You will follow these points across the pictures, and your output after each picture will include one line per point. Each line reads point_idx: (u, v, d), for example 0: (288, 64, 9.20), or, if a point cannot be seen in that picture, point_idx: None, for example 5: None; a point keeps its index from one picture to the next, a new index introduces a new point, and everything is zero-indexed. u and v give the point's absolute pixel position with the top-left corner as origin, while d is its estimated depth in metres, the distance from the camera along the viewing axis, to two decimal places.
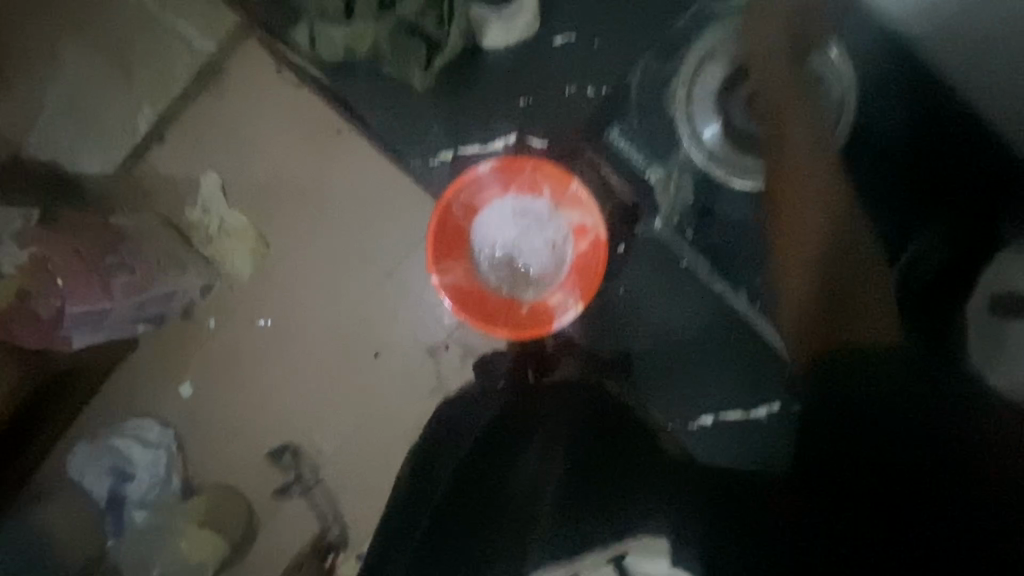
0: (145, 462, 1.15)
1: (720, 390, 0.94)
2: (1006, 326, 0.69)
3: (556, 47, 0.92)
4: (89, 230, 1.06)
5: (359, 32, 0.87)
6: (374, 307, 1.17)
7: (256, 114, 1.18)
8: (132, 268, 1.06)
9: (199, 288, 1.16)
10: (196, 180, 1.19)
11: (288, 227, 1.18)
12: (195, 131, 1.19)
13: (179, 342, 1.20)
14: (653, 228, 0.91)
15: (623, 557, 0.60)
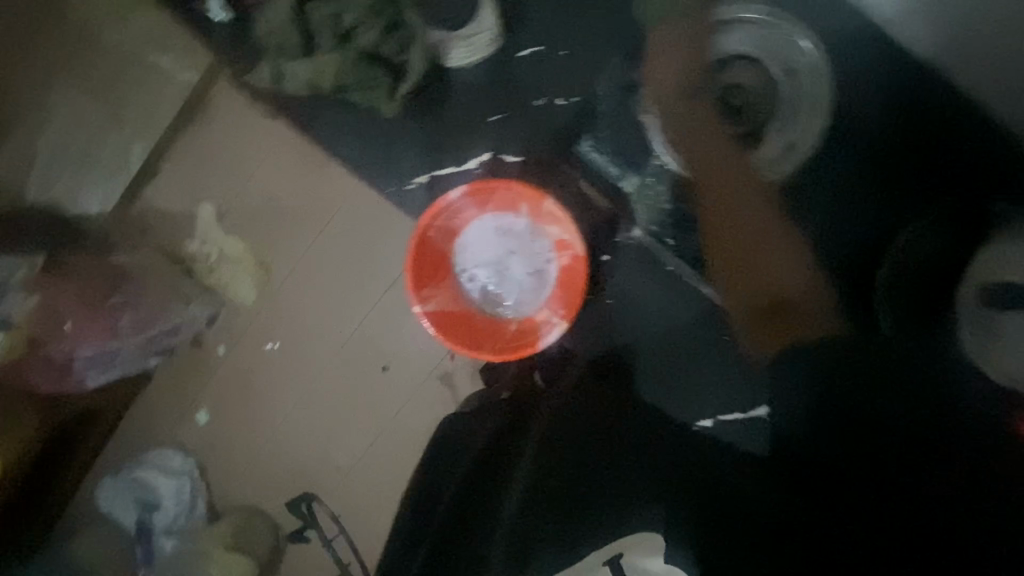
0: (170, 490, 1.18)
1: (718, 394, 0.90)
2: (999, 320, 0.67)
3: (522, 59, 0.90)
4: (93, 272, 1.07)
5: (321, 65, 0.86)
6: (369, 332, 1.16)
7: (239, 146, 1.18)
8: (137, 308, 1.10)
9: (205, 319, 1.19)
10: (192, 214, 1.19)
11: (280, 258, 1.18)
12: (183, 166, 1.19)
13: (190, 372, 1.22)
14: (634, 235, 0.90)
15: (620, 558, 0.60)
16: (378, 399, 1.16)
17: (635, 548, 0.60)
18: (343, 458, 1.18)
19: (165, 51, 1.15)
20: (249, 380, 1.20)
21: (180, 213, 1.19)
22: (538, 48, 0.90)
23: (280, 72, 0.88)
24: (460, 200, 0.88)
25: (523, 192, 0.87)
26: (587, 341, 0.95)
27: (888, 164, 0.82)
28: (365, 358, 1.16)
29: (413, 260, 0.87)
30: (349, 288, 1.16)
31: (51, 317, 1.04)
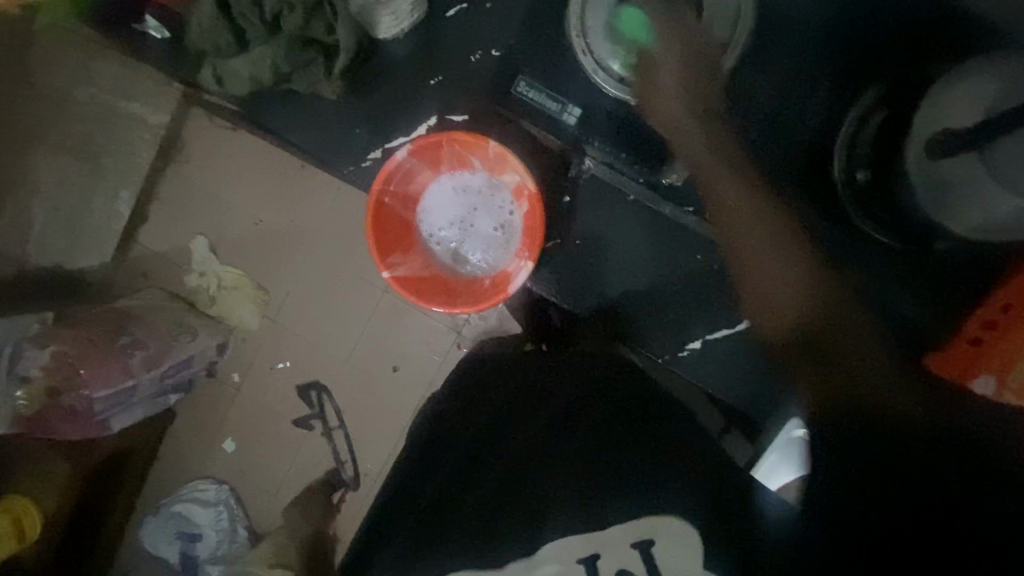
0: (209, 520, 1.21)
1: (700, 315, 0.92)
2: (941, 166, 0.65)
3: (450, 19, 0.92)
4: (97, 320, 1.11)
5: (257, 59, 0.88)
6: (364, 318, 1.20)
7: (213, 166, 1.21)
8: (147, 344, 1.11)
9: (215, 349, 1.20)
10: (186, 248, 1.22)
11: (274, 267, 1.21)
12: (168, 202, 1.23)
13: (212, 402, 1.24)
14: (586, 167, 0.89)
15: (651, 545, 0.64)
16: (393, 389, 1.20)
17: (666, 532, 0.65)
18: (371, 448, 1.20)
19: (122, 93, 1.19)
20: (266, 401, 1.23)
21: (176, 250, 1.23)
22: (464, 5, 0.91)
23: (222, 74, 0.91)
24: (408, 161, 0.88)
25: (467, 140, 0.86)
26: (565, 289, 0.95)
27: (824, 47, 0.81)
28: (374, 353, 1.20)
29: (374, 229, 0.87)
30: (340, 283, 1.20)
31: (66, 362, 1.05)
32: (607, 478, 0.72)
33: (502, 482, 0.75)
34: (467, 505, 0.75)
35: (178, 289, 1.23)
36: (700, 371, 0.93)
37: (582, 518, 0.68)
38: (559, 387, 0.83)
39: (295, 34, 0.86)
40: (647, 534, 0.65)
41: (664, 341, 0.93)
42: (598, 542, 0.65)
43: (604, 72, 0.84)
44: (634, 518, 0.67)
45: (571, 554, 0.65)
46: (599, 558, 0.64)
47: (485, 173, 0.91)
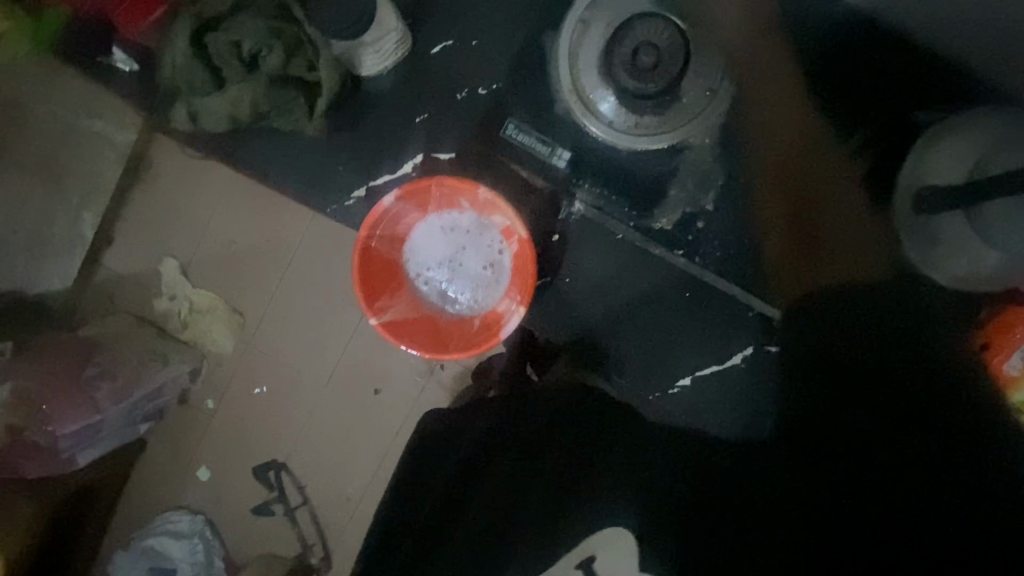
0: (185, 553, 1.15)
1: (689, 352, 0.92)
2: (934, 222, 0.68)
3: (435, 56, 0.90)
4: (57, 349, 1.05)
5: (233, 96, 0.85)
6: (348, 353, 1.16)
7: (182, 193, 1.17)
8: (115, 374, 1.06)
9: (186, 376, 1.16)
10: (156, 270, 1.18)
11: (251, 298, 1.17)
12: (137, 223, 1.18)
13: (187, 430, 1.20)
14: (575, 209, 0.89)
15: (592, 560, 0.68)
16: (376, 424, 1.16)
17: (605, 547, 0.68)
18: (350, 484, 1.16)
19: (84, 114, 1.12)
20: (245, 434, 1.18)
21: (146, 274, 1.18)
22: (451, 42, 0.89)
23: (196, 111, 0.87)
24: (395, 205, 0.86)
25: (457, 185, 0.85)
26: (559, 328, 0.94)
27: (805, 98, 0.84)
28: (354, 388, 1.16)
29: (359, 274, 0.85)
30: (319, 316, 1.16)
31: (27, 398, 0.98)
32: (568, 488, 0.71)
33: (461, 519, 0.74)
34: (435, 524, 0.77)
35: (147, 314, 1.18)
36: (691, 409, 0.93)
37: (536, 547, 0.70)
38: (520, 416, 0.80)
39: (276, 69, 0.82)
40: (587, 553, 0.68)
41: (654, 378, 0.93)
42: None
43: (593, 116, 0.82)
44: (578, 536, 0.69)
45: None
46: None
47: (473, 214, 0.90)
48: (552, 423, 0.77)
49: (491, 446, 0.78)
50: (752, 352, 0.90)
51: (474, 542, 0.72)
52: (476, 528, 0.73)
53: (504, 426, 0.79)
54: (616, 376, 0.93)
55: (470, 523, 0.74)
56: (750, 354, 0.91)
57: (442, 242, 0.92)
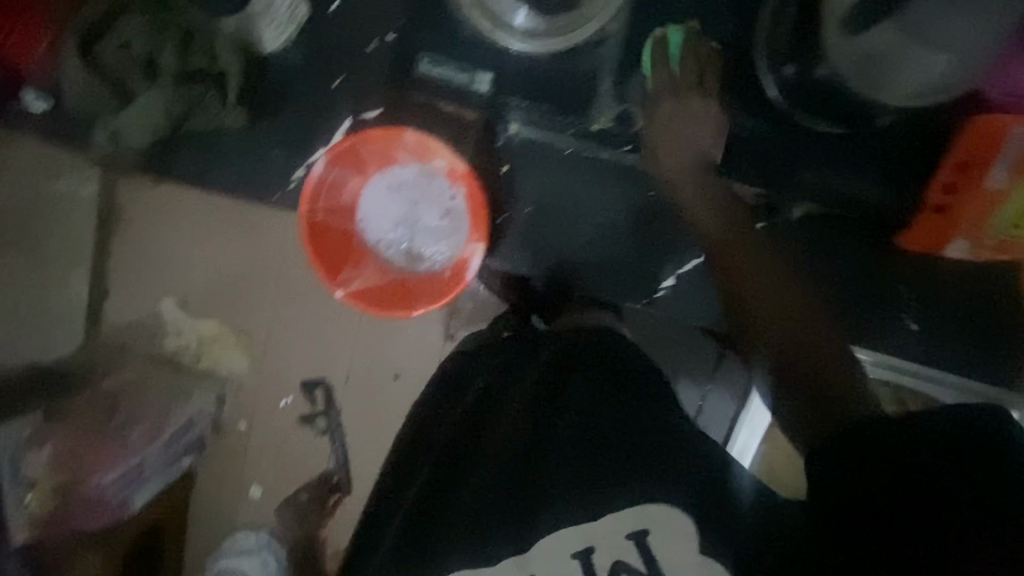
0: (256, 567, 1.11)
1: (665, 250, 0.90)
2: (863, 36, 0.66)
3: (333, 12, 0.87)
4: (83, 408, 1.10)
5: (145, 106, 0.83)
6: (346, 341, 1.15)
7: (155, 224, 1.14)
8: (143, 418, 1.10)
9: (213, 405, 1.15)
10: (155, 312, 1.15)
11: (245, 313, 1.15)
12: (117, 269, 1.14)
13: (223, 454, 1.16)
14: (512, 132, 0.86)
15: (646, 534, 0.60)
16: (396, 398, 1.14)
17: (660, 521, 0.61)
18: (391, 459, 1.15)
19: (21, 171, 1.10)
20: (278, 443, 1.16)
21: (146, 319, 1.15)
22: None
23: (116, 129, 0.86)
24: (328, 172, 0.86)
25: (380, 136, 0.83)
26: (531, 259, 0.92)
27: None
28: (363, 373, 1.14)
29: (314, 250, 0.85)
30: (308, 308, 1.15)
31: (68, 457, 1.05)
32: (607, 463, 0.66)
33: (483, 471, 0.71)
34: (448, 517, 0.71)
35: (159, 352, 1.15)
36: (681, 306, 0.92)
37: (578, 504, 0.64)
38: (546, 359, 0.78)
39: (176, 68, 0.81)
40: (641, 523, 0.61)
41: (639, 286, 0.92)
42: (593, 535, 0.61)
43: (503, 30, 0.78)
44: (627, 504, 0.62)
45: (564, 549, 0.61)
46: (593, 551, 0.60)
47: (415, 164, 0.87)
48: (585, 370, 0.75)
49: (511, 391, 0.77)
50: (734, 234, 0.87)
51: (506, 504, 0.66)
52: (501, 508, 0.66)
53: (541, 389, 0.75)
54: (597, 295, 0.92)
55: (503, 477, 0.69)
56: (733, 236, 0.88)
57: (394, 201, 0.91)
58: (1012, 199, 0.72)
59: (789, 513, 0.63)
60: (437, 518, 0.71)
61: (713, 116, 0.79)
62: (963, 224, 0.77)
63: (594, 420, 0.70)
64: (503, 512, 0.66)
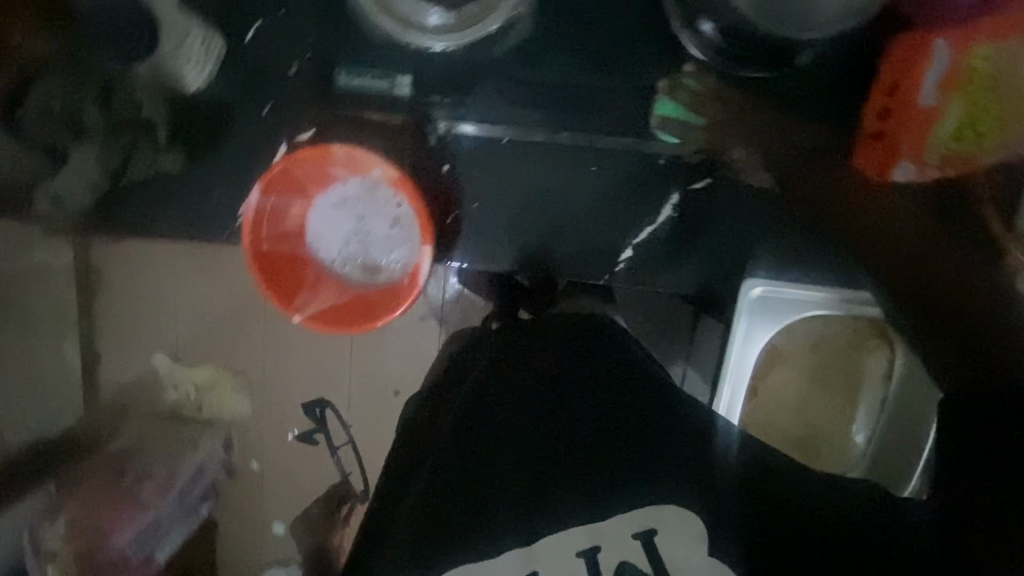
0: None
1: (618, 224, 0.92)
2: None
3: (250, 40, 0.85)
4: (91, 470, 1.16)
5: (81, 166, 0.86)
6: (335, 364, 1.18)
7: (127, 283, 1.15)
8: (153, 471, 1.15)
9: (222, 448, 1.20)
10: (147, 366, 1.19)
11: (235, 353, 1.19)
12: (103, 333, 1.17)
13: (242, 499, 1.22)
14: (443, 130, 0.86)
15: (652, 533, 0.66)
16: (393, 410, 1.19)
17: (666, 523, 0.67)
18: None
19: None
20: (292, 475, 1.21)
21: (143, 375, 1.20)
22: (260, 23, 0.85)
23: (56, 193, 0.89)
24: (265, 202, 0.84)
25: (309, 156, 0.81)
26: (491, 252, 0.93)
27: None
28: (356, 390, 1.18)
29: (265, 278, 0.85)
30: (291, 338, 1.18)
31: (81, 529, 1.09)
32: (610, 463, 0.73)
33: (496, 477, 0.73)
34: (460, 523, 0.71)
35: (156, 408, 1.20)
36: (643, 275, 0.95)
37: (584, 504, 0.69)
38: (544, 351, 0.86)
39: (102, 122, 0.84)
40: (648, 523, 0.66)
41: (599, 263, 0.94)
42: (597, 534, 0.66)
43: (416, 28, 0.77)
44: (631, 505, 0.68)
45: (572, 546, 0.65)
46: (599, 550, 0.65)
47: (352, 178, 0.87)
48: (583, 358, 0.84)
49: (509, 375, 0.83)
50: (679, 198, 0.90)
51: (527, 497, 0.71)
52: (517, 508, 0.70)
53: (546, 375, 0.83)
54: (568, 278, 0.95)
55: (526, 485, 0.72)
56: (678, 201, 0.90)
57: (340, 219, 0.91)
58: (947, 113, 0.72)
59: (756, 484, 0.72)
60: (437, 522, 0.72)
61: (631, 91, 0.84)
62: (902, 145, 0.75)
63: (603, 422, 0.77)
64: (517, 505, 0.71)
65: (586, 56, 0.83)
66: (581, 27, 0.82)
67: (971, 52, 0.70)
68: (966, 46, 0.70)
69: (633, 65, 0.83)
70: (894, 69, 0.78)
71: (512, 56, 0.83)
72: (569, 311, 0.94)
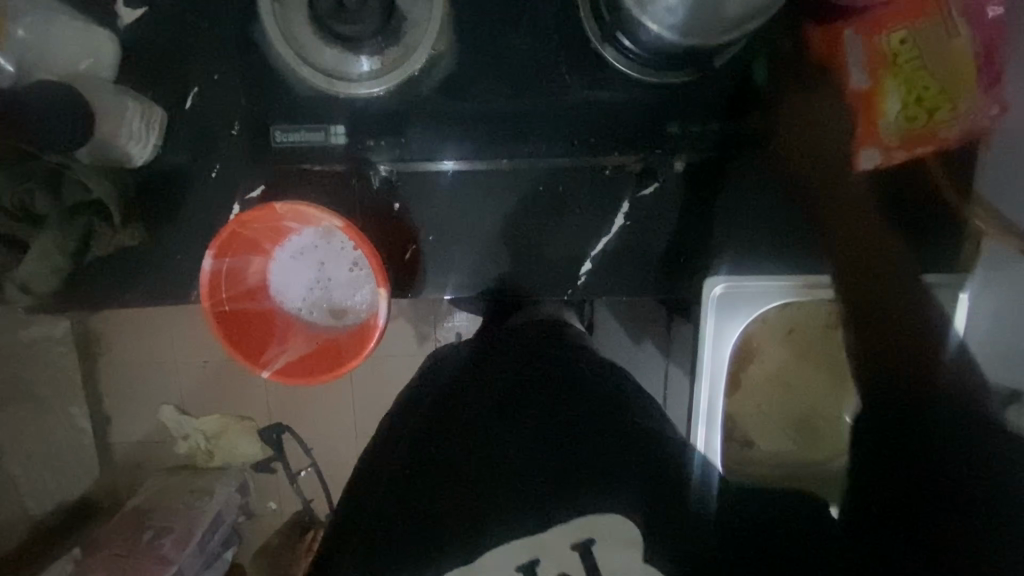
0: None
1: (575, 240, 0.91)
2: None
3: (190, 108, 0.88)
4: (108, 538, 1.15)
5: (44, 252, 0.87)
6: (327, 401, 1.21)
7: (117, 351, 1.19)
8: (170, 527, 1.14)
9: (237, 493, 1.23)
10: (149, 429, 1.23)
11: (226, 405, 1.21)
12: (103, 402, 1.22)
13: (260, 540, 1.27)
14: (384, 173, 0.87)
15: (592, 542, 0.71)
16: None
17: (607, 531, 0.72)
18: None
19: None
20: (304, 511, 1.26)
21: (147, 437, 1.24)
22: (198, 88, 0.87)
23: (22, 281, 0.89)
24: (221, 265, 0.84)
25: (257, 216, 0.81)
26: (454, 282, 0.92)
27: None
28: (352, 423, 1.22)
29: (231, 339, 0.85)
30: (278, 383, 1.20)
31: None
32: (556, 477, 0.75)
33: (454, 492, 0.78)
34: (422, 529, 0.76)
35: (166, 465, 1.25)
36: (608, 286, 0.93)
37: (530, 520, 0.73)
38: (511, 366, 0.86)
39: (55, 209, 0.84)
40: (587, 533, 0.71)
41: (563, 279, 0.93)
42: (538, 548, 0.71)
43: (342, 79, 0.78)
44: (573, 519, 0.72)
45: (512, 562, 0.71)
46: (538, 563, 0.70)
47: (307, 228, 0.89)
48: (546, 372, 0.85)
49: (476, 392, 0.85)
50: (631, 208, 0.89)
51: (476, 511, 0.75)
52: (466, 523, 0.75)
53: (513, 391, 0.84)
54: (538, 296, 0.94)
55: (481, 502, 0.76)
56: (630, 210, 0.89)
57: (300, 268, 0.92)
58: (886, 92, 0.78)
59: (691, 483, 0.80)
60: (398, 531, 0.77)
61: (561, 107, 0.84)
62: (857, 125, 0.81)
63: (562, 442, 0.78)
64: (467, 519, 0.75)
65: (515, 79, 0.83)
66: (505, 51, 0.82)
67: (887, 35, 0.76)
68: (881, 31, 0.76)
69: (562, 83, 0.83)
70: (822, 57, 0.82)
71: (443, 91, 0.84)
72: (539, 321, 0.92)
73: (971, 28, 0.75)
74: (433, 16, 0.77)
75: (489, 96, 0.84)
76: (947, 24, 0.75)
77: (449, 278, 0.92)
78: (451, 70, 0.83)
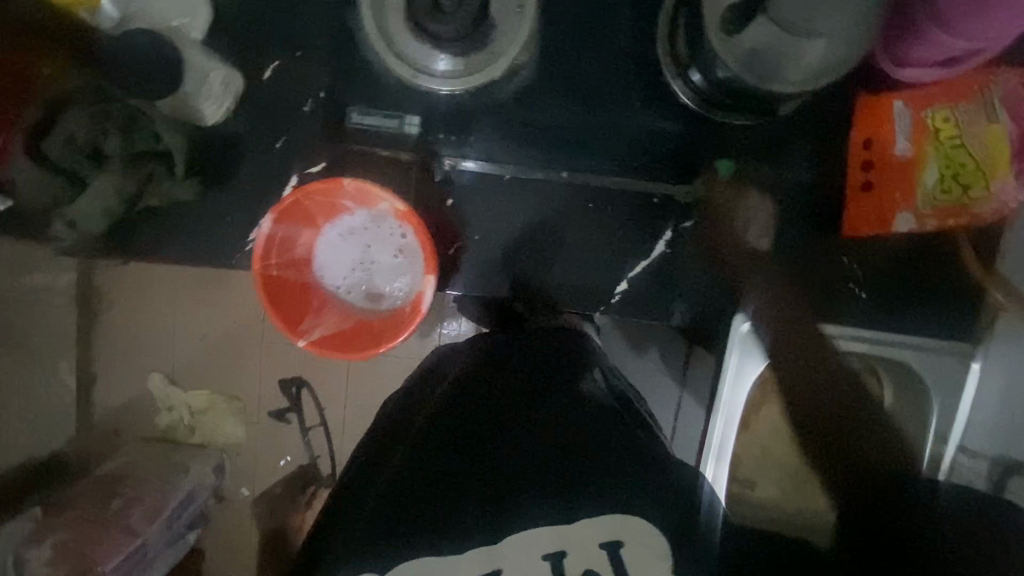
0: None
1: (614, 260, 0.94)
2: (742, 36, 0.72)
3: (268, 80, 0.91)
4: (81, 495, 1.08)
5: (101, 195, 0.88)
6: (332, 388, 1.21)
7: (130, 306, 1.17)
8: (141, 499, 1.07)
9: (215, 474, 1.19)
10: (144, 390, 1.20)
11: (233, 376, 1.20)
12: (103, 356, 1.19)
13: (231, 522, 1.24)
14: (448, 168, 0.91)
15: (620, 545, 0.62)
16: None
17: (631, 532, 0.63)
18: None
19: None
20: (282, 497, 1.23)
21: (139, 397, 1.20)
22: (278, 63, 0.91)
23: (72, 219, 0.90)
24: (276, 230, 0.87)
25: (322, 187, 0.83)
26: (490, 283, 0.95)
27: None
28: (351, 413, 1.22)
29: (272, 304, 0.87)
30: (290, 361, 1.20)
31: (69, 553, 0.97)
32: (572, 475, 0.68)
33: (464, 471, 0.71)
34: (425, 510, 0.69)
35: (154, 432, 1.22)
36: (638, 308, 0.96)
37: (551, 505, 0.66)
38: (526, 355, 0.83)
39: (123, 154, 0.86)
40: (613, 535, 0.63)
41: (597, 295, 0.96)
42: (564, 538, 0.63)
43: (424, 72, 0.82)
44: (602, 514, 0.64)
45: (538, 547, 0.63)
46: (565, 555, 0.62)
47: (362, 210, 0.91)
48: (559, 357, 0.83)
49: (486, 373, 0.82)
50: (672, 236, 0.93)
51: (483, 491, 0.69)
52: (475, 510, 0.67)
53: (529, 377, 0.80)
54: (562, 307, 0.96)
55: (490, 475, 0.70)
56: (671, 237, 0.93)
57: (347, 247, 0.94)
58: (926, 164, 0.82)
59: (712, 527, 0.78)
60: (398, 518, 0.69)
61: (624, 131, 0.90)
62: (894, 192, 0.86)
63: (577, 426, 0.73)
64: (478, 509, 0.68)
65: (585, 99, 0.89)
66: (579, 75, 0.88)
67: (932, 112, 0.81)
68: (926, 108, 0.82)
69: (627, 109, 0.89)
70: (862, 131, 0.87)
71: (514, 100, 0.89)
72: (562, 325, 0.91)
73: (1011, 118, 0.80)
74: (523, 30, 0.82)
75: (558, 112, 0.89)
76: (989, 109, 0.80)
77: (482, 282, 0.95)
78: (525, 82, 0.88)
